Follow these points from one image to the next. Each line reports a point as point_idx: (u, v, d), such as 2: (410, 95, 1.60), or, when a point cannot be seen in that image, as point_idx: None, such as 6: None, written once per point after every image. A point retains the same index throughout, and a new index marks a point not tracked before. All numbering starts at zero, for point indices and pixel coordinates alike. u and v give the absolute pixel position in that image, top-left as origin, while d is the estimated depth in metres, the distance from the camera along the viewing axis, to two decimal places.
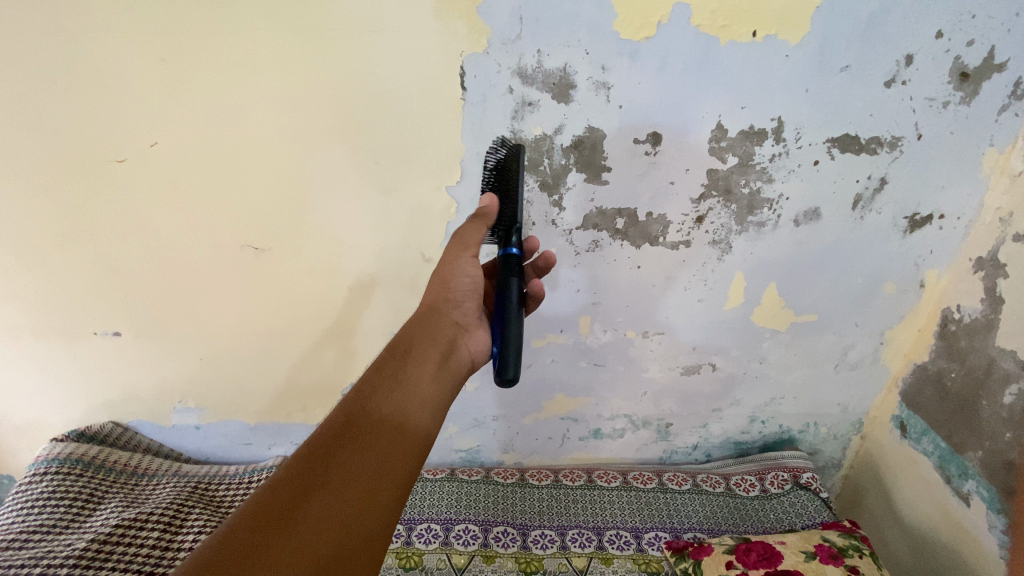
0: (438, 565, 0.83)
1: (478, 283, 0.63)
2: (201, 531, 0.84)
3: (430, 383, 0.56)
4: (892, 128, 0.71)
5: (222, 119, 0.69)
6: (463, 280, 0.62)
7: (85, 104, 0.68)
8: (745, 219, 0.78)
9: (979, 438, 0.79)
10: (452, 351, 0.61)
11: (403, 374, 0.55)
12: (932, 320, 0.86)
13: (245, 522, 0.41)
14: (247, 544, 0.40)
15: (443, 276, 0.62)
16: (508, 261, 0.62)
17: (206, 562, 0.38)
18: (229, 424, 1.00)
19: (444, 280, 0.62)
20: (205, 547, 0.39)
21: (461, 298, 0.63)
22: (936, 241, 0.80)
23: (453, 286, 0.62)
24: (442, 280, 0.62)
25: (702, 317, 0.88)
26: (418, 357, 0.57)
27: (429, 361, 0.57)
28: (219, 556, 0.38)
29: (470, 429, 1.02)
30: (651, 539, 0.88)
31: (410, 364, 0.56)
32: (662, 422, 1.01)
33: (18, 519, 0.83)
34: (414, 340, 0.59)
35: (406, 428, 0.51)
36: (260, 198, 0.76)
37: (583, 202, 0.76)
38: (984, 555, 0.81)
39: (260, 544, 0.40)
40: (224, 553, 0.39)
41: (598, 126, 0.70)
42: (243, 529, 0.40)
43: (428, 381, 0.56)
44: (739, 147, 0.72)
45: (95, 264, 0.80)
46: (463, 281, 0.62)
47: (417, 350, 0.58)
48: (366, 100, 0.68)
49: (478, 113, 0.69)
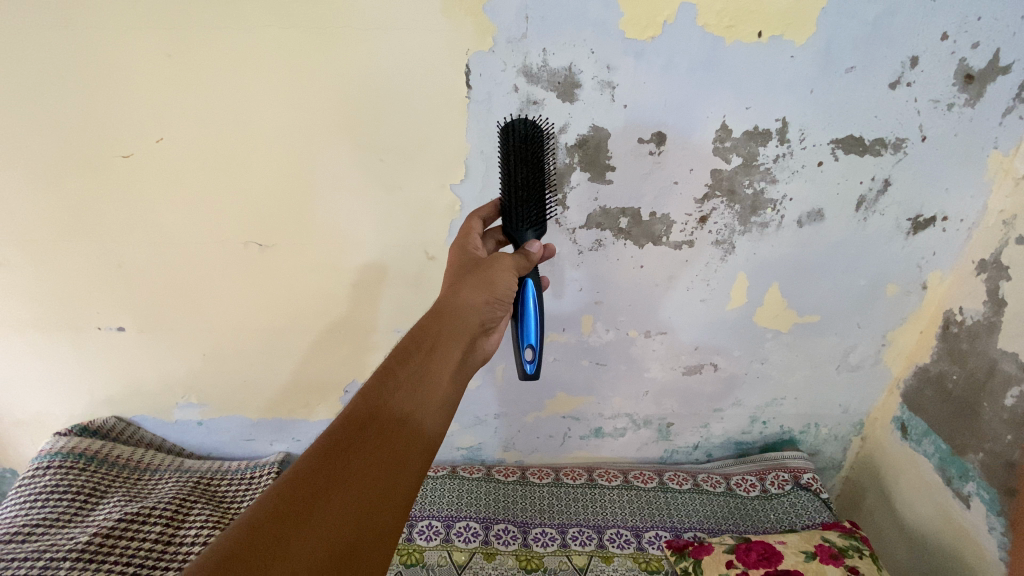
0: (439, 562, 0.83)
1: (507, 300, 0.61)
2: (202, 528, 0.84)
3: (449, 383, 0.54)
4: (896, 130, 0.71)
5: (228, 115, 0.70)
6: (504, 288, 0.60)
7: (93, 99, 0.68)
8: (749, 220, 0.78)
9: (979, 439, 0.79)
10: (471, 350, 0.58)
11: (427, 370, 0.53)
12: (934, 322, 0.87)
13: (267, 510, 0.41)
14: (268, 535, 0.40)
15: (487, 279, 0.59)
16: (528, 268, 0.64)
17: (228, 551, 0.38)
18: (231, 419, 1.00)
19: (484, 285, 0.58)
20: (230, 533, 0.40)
21: (494, 305, 0.60)
22: (938, 243, 0.80)
23: (491, 293, 0.59)
24: (486, 285, 0.58)
25: (704, 317, 0.88)
26: (445, 352, 0.55)
27: (453, 357, 0.55)
28: (242, 544, 0.39)
29: (471, 427, 1.02)
30: (651, 538, 0.88)
31: (435, 358, 0.54)
32: (663, 422, 1.01)
33: (21, 512, 0.83)
34: (440, 334, 0.55)
35: (423, 429, 0.50)
36: (264, 194, 0.76)
37: (587, 201, 0.76)
38: (985, 557, 0.80)
39: (280, 536, 0.40)
40: (245, 544, 0.39)
41: (602, 125, 0.70)
42: (266, 518, 0.41)
43: (448, 380, 0.54)
44: (744, 147, 0.72)
45: (99, 258, 0.80)
46: (504, 289, 0.60)
47: (443, 344, 0.55)
48: (371, 98, 0.69)
49: (483, 111, 0.69)
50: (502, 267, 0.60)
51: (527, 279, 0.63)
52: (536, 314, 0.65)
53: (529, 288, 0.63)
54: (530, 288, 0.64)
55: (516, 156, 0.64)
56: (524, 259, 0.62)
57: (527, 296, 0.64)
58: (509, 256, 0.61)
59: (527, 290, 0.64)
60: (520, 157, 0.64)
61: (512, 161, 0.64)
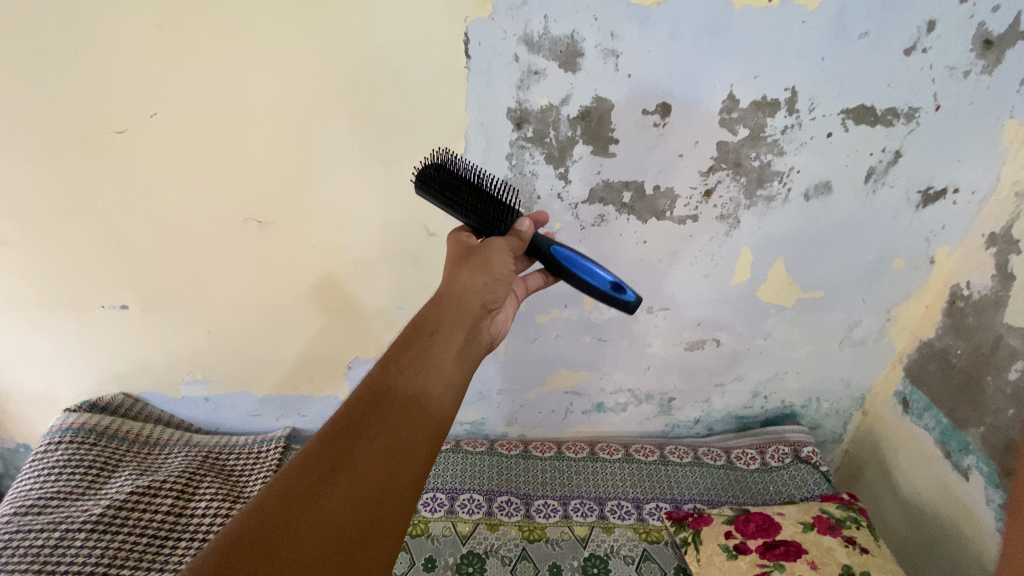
0: (444, 533, 0.85)
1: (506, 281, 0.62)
2: (212, 500, 0.86)
3: (454, 365, 0.54)
4: (909, 99, 0.68)
5: (222, 89, 0.68)
6: (502, 269, 0.60)
7: (83, 73, 0.66)
8: (754, 193, 0.77)
9: (982, 414, 0.80)
10: (475, 332, 0.58)
11: (429, 352, 0.53)
12: (940, 296, 0.86)
13: (276, 492, 0.42)
14: (279, 518, 0.40)
15: (483, 261, 0.59)
16: (537, 241, 0.63)
17: (239, 532, 0.39)
18: (237, 396, 1.01)
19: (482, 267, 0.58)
20: (242, 515, 0.40)
21: (494, 285, 0.60)
22: (948, 216, 0.78)
23: (489, 276, 0.59)
24: (483, 268, 0.59)
25: (707, 293, 0.88)
26: (446, 334, 0.55)
27: (454, 340, 0.55)
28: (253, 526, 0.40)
29: (474, 402, 1.03)
30: (651, 510, 0.89)
31: (436, 341, 0.54)
32: (665, 397, 1.01)
33: (35, 486, 0.85)
34: (441, 318, 0.56)
35: (430, 409, 0.50)
36: (262, 170, 0.75)
37: (589, 174, 0.75)
38: (981, 528, 0.82)
39: (290, 518, 0.40)
40: (255, 526, 0.40)
41: (605, 96, 0.68)
42: (275, 499, 0.41)
43: (452, 362, 0.54)
44: (751, 118, 0.70)
45: (99, 236, 0.80)
46: (503, 269, 0.60)
47: (444, 327, 0.55)
48: (369, 70, 0.67)
49: (483, 82, 0.67)
50: (498, 249, 0.60)
51: (551, 246, 0.63)
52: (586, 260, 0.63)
53: (563, 248, 0.62)
54: (561, 250, 0.63)
55: (445, 189, 0.62)
56: (516, 239, 0.61)
57: (564, 255, 0.63)
58: (502, 238, 0.61)
59: (562, 252, 0.63)
60: (452, 187, 0.62)
61: (448, 196, 0.62)
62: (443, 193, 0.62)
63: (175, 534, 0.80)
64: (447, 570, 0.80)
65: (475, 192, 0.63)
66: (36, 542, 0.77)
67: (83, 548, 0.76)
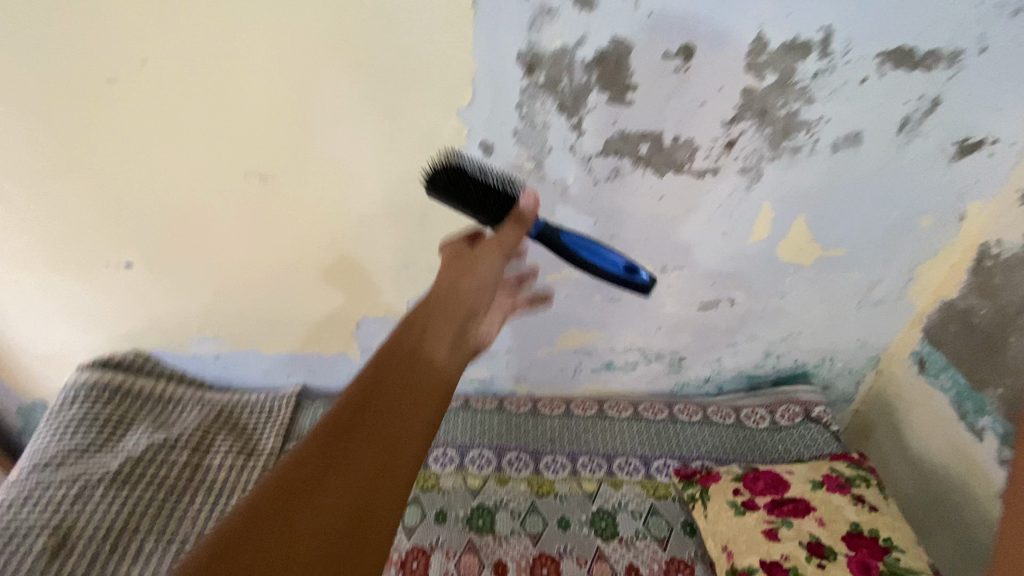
0: (454, 487, 0.85)
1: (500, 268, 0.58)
2: (224, 461, 0.87)
3: (458, 334, 0.51)
4: (954, 40, 0.63)
5: (213, 32, 0.63)
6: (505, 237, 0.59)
7: (67, 17, 0.62)
8: (779, 144, 0.72)
9: (1001, 375, 0.78)
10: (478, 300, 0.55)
11: (431, 318, 0.50)
12: (967, 255, 0.82)
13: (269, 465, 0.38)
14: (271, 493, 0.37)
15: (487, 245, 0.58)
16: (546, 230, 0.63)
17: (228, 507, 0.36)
18: (248, 352, 1.00)
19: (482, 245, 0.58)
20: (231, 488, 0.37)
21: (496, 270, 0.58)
22: (983, 170, 0.74)
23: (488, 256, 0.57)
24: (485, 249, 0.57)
25: (723, 251, 0.85)
26: (446, 303, 0.52)
27: (457, 308, 0.52)
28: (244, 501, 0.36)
29: (483, 360, 1.01)
30: (659, 466, 0.89)
31: (437, 310, 0.51)
32: (675, 356, 0.99)
33: (55, 439, 0.86)
34: (441, 291, 0.53)
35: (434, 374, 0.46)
36: (259, 122, 0.71)
37: (604, 125, 0.71)
38: (993, 487, 0.81)
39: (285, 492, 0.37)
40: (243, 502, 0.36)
41: (623, 37, 0.63)
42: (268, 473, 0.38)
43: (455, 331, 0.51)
44: (780, 62, 0.65)
45: (98, 193, 0.78)
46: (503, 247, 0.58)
47: (445, 296, 0.53)
48: (368, 11, 0.62)
49: (491, 22, 0.63)
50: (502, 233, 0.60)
51: (561, 234, 0.64)
52: (597, 244, 0.65)
53: (573, 236, 0.64)
54: (571, 238, 0.64)
55: (455, 186, 0.61)
56: (517, 225, 0.61)
57: (574, 244, 0.64)
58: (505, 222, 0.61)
59: (572, 240, 0.64)
60: (462, 184, 0.61)
61: (458, 190, 0.61)
62: (454, 190, 0.62)
63: (187, 497, 0.82)
64: (457, 522, 0.80)
65: (486, 184, 0.61)
66: (57, 497, 0.79)
67: (100, 505, 0.79)
